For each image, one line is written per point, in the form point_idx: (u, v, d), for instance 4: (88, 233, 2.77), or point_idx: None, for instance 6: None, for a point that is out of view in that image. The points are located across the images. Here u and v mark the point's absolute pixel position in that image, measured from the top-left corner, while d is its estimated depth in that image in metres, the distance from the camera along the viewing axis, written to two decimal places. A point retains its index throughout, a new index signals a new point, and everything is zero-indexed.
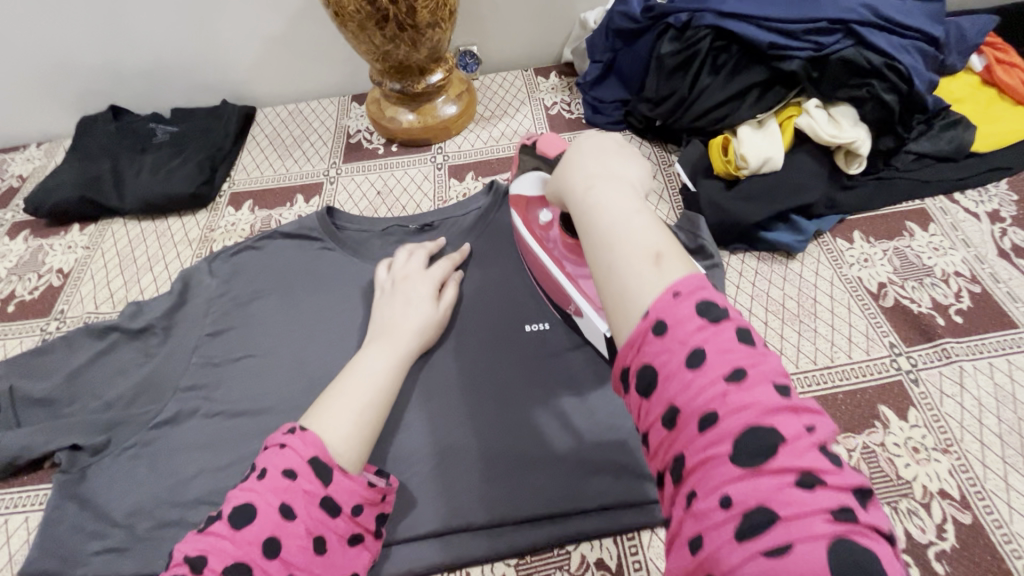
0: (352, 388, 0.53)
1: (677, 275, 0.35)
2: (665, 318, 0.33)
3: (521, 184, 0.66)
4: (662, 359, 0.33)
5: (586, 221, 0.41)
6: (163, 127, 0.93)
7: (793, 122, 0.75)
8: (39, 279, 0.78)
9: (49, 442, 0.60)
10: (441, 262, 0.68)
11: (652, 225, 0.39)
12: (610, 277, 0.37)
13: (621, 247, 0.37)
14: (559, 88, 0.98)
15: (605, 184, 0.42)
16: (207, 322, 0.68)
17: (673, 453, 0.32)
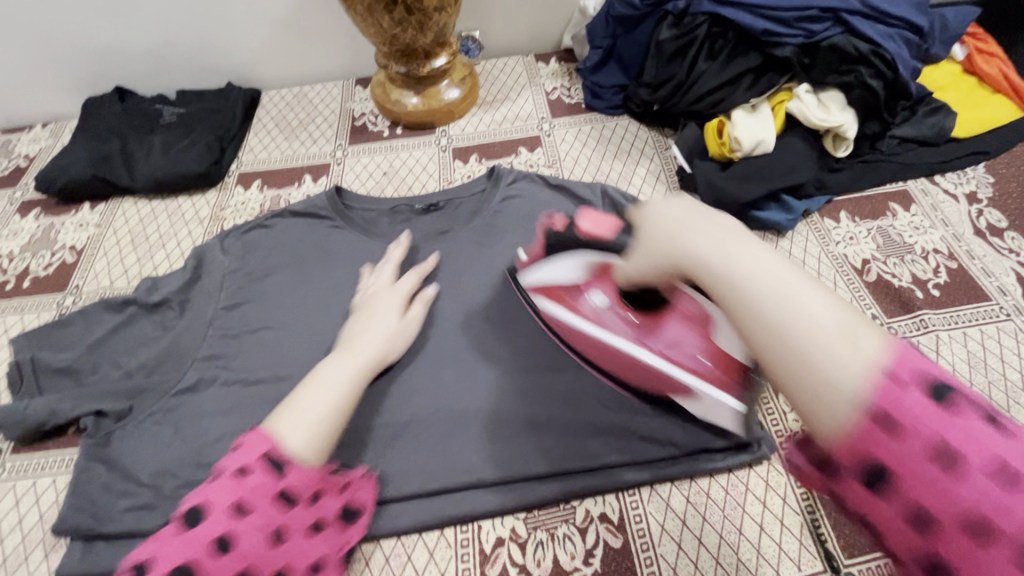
0: (320, 383, 0.54)
1: (883, 350, 0.29)
2: (894, 409, 0.27)
3: (551, 271, 0.61)
4: (897, 457, 0.27)
5: (727, 291, 0.33)
6: (170, 108, 0.94)
7: (785, 108, 0.78)
8: (52, 256, 0.80)
9: (75, 408, 0.63)
10: (408, 276, 0.69)
11: (818, 287, 0.32)
12: (796, 366, 0.30)
13: (801, 326, 0.30)
14: (559, 74, 1.01)
15: (742, 248, 0.34)
16: (223, 296, 0.71)
17: (926, 555, 0.27)
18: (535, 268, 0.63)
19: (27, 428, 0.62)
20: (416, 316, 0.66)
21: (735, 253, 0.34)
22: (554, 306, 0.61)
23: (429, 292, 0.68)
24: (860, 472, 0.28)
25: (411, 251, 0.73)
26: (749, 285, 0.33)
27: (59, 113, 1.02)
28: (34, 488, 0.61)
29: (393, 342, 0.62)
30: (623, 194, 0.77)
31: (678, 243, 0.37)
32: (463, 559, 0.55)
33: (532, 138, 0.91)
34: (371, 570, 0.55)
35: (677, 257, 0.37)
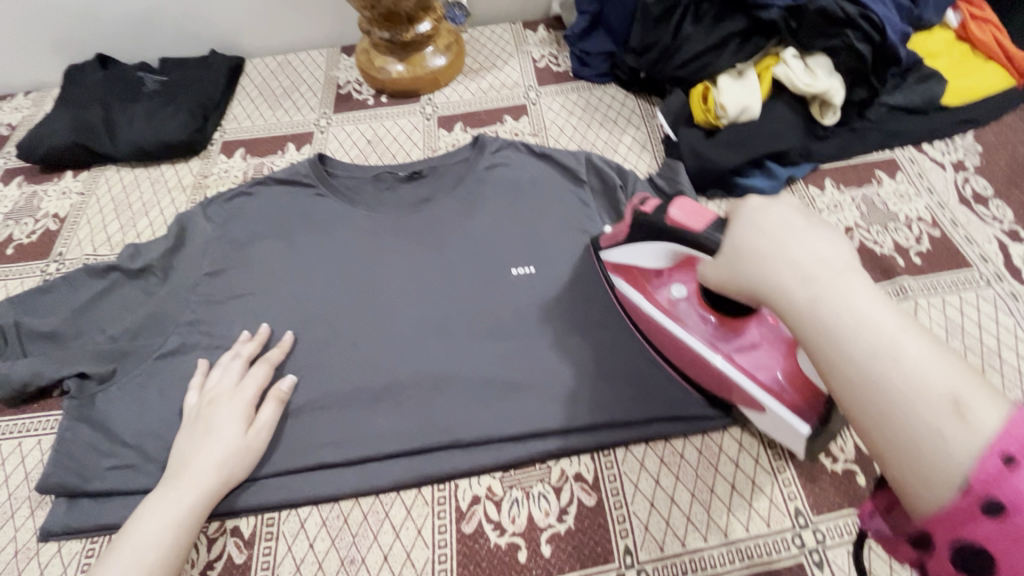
0: (129, 547, 0.50)
1: (1001, 422, 0.28)
2: (1001, 495, 0.26)
3: (630, 251, 0.58)
4: (994, 539, 0.26)
5: (827, 345, 0.33)
6: (152, 76, 0.93)
7: (771, 73, 0.78)
8: (36, 224, 0.80)
9: (58, 370, 0.63)
10: (256, 371, 0.61)
11: (929, 344, 0.31)
12: (898, 435, 0.30)
13: (908, 395, 0.29)
14: (547, 42, 0.99)
15: (837, 289, 0.33)
16: (205, 263, 0.71)
17: None
18: (615, 246, 0.61)
19: (12, 389, 0.63)
20: (266, 420, 0.58)
21: (840, 304, 0.33)
22: (628, 288, 0.60)
23: (283, 386, 0.61)
24: (955, 547, 0.28)
25: (262, 339, 0.65)
26: (846, 332, 0.32)
27: (40, 81, 1.01)
28: (20, 448, 0.62)
29: (233, 463, 0.55)
30: (608, 161, 0.76)
31: (774, 281, 0.36)
32: (440, 516, 0.56)
33: (518, 107, 0.90)
34: (349, 526, 0.56)
35: (773, 297, 0.36)
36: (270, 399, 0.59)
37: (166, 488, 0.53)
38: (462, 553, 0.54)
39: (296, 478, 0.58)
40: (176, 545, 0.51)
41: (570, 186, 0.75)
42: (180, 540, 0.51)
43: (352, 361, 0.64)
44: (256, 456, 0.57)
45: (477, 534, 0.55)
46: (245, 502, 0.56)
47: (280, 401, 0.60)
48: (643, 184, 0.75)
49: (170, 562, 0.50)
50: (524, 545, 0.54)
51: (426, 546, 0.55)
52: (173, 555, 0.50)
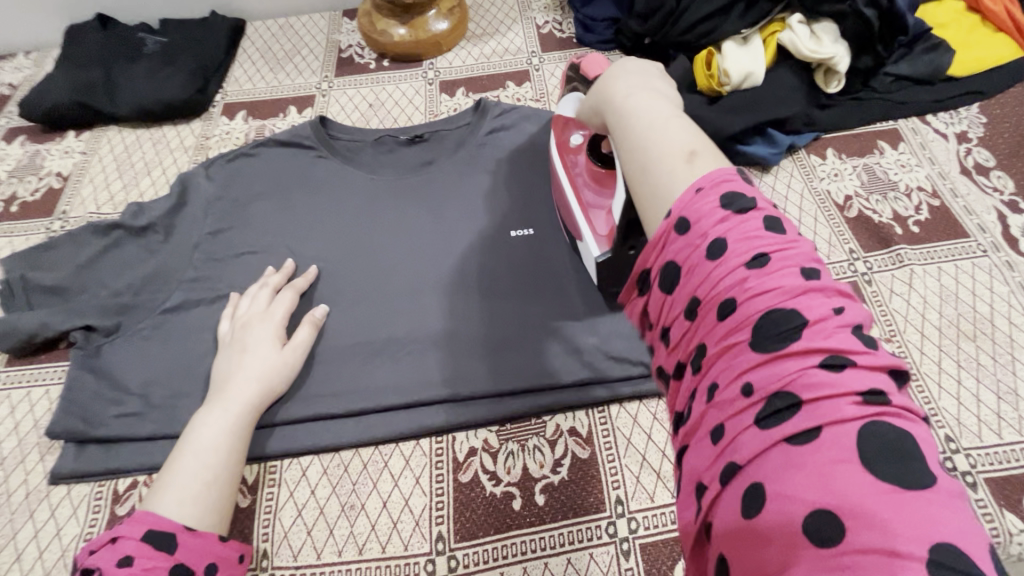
0: (191, 454, 0.52)
1: (706, 170, 0.35)
2: (688, 214, 0.34)
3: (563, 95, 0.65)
4: (682, 251, 0.34)
5: (620, 130, 0.42)
6: (153, 37, 0.92)
7: (777, 39, 0.78)
8: (39, 182, 0.80)
9: (64, 322, 0.64)
10: (284, 296, 0.64)
11: (685, 124, 0.39)
12: (644, 180, 0.37)
13: (655, 147, 0.37)
14: (551, 7, 0.98)
15: (645, 96, 0.42)
16: (208, 221, 0.72)
17: (696, 341, 0.33)
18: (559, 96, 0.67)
19: (20, 340, 0.64)
20: (302, 340, 0.61)
21: (634, 101, 0.42)
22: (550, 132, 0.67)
23: (317, 311, 0.63)
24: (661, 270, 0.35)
25: (289, 267, 0.67)
26: (635, 118, 0.40)
27: (40, 40, 1.00)
28: (29, 397, 0.64)
29: (276, 376, 0.58)
30: None
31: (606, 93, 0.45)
32: (438, 466, 0.58)
33: (521, 72, 0.89)
34: (349, 474, 0.57)
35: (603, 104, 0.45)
36: (305, 321, 0.62)
37: (212, 403, 0.56)
38: (458, 501, 0.56)
39: (297, 427, 0.59)
40: (236, 451, 0.54)
41: None
42: (237, 445, 0.54)
43: (352, 317, 0.65)
44: (288, 376, 0.59)
45: (473, 483, 0.56)
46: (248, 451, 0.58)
47: (315, 325, 0.63)
48: None
49: (233, 464, 0.53)
50: (519, 494, 0.56)
51: (424, 494, 0.56)
52: (235, 458, 0.53)
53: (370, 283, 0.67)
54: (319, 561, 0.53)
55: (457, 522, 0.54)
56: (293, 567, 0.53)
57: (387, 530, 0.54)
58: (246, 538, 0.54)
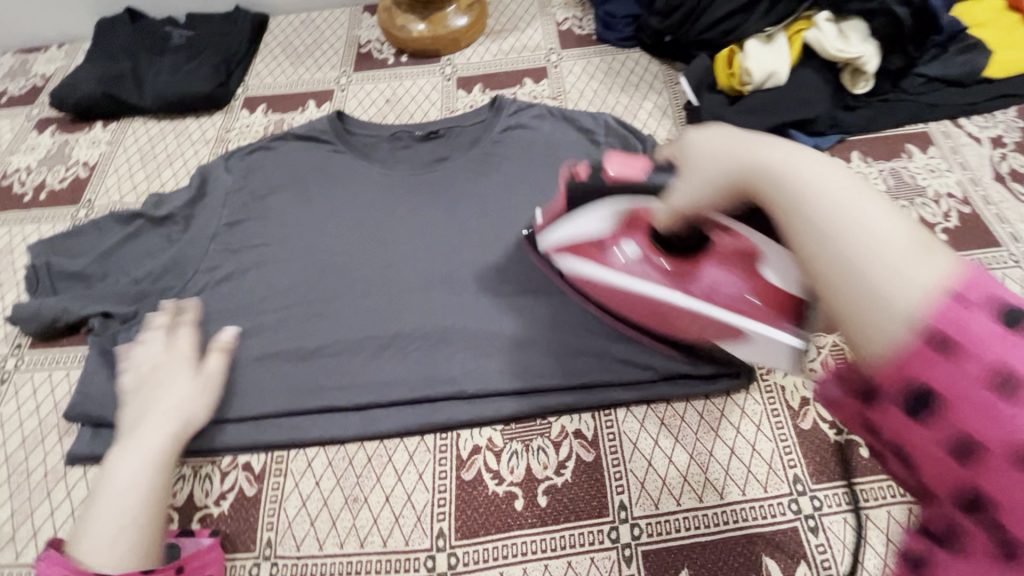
0: (106, 499, 0.51)
1: (950, 269, 0.26)
2: (955, 333, 0.25)
3: (572, 223, 0.57)
4: (954, 381, 0.25)
5: (791, 211, 0.31)
6: (179, 30, 0.94)
7: (802, 38, 0.75)
8: (67, 171, 0.83)
9: (85, 308, 0.66)
10: (187, 331, 0.63)
11: (881, 199, 0.29)
12: (849, 291, 0.27)
13: (855, 242, 0.28)
14: (572, 4, 0.97)
15: (808, 158, 0.31)
16: (226, 213, 0.73)
17: (965, 482, 0.25)
18: (556, 225, 0.58)
19: (44, 324, 0.66)
20: (216, 367, 0.60)
21: (796, 170, 0.31)
22: (583, 263, 0.58)
23: (225, 338, 0.62)
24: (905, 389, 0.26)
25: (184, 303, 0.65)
26: (818, 201, 0.29)
27: (73, 34, 1.02)
28: (51, 379, 0.66)
29: (194, 404, 0.58)
30: (627, 126, 0.77)
31: (731, 154, 0.34)
32: (441, 463, 0.58)
33: (539, 69, 0.89)
34: (353, 467, 0.58)
35: (736, 166, 0.34)
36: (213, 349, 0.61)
37: (123, 443, 0.55)
38: (460, 498, 0.56)
39: (305, 419, 0.60)
40: (155, 483, 0.53)
41: (587, 148, 0.76)
42: (154, 478, 0.53)
43: (359, 312, 0.65)
44: (214, 398, 0.59)
45: (476, 482, 0.56)
46: (258, 440, 0.59)
47: (226, 351, 0.61)
48: None
49: (155, 496, 0.52)
50: (521, 494, 0.55)
51: (426, 490, 0.56)
52: (159, 489, 0.53)
53: (381, 278, 0.67)
54: (321, 552, 0.54)
55: (458, 519, 0.54)
56: (295, 557, 0.54)
57: (388, 524, 0.55)
58: (252, 526, 0.55)
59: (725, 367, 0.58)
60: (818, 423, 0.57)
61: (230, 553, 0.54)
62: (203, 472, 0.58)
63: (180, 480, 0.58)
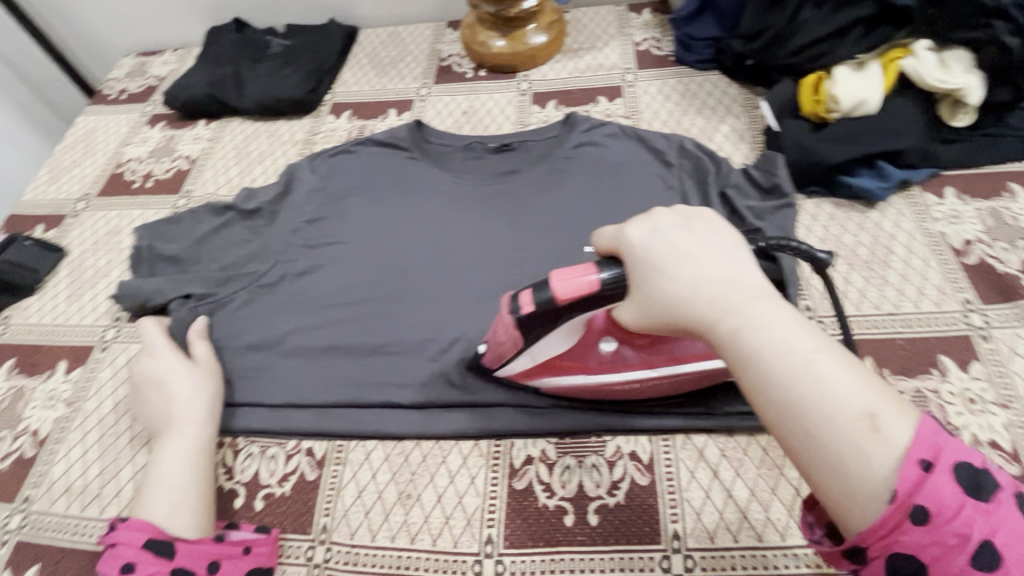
0: (162, 479, 0.56)
1: (905, 436, 0.33)
2: (926, 505, 0.32)
3: (542, 349, 0.54)
4: (924, 545, 0.32)
5: (754, 376, 0.36)
6: (278, 40, 1.02)
7: (897, 65, 0.72)
8: (171, 163, 0.91)
9: (177, 289, 0.72)
10: (156, 335, 0.67)
11: (839, 365, 0.35)
12: (838, 451, 0.34)
13: (826, 410, 0.34)
14: (651, 25, 0.97)
15: (754, 317, 0.37)
16: (307, 211, 0.77)
17: None
18: (525, 355, 0.55)
19: (140, 301, 0.72)
20: (203, 352, 0.66)
21: (761, 332, 0.36)
22: (568, 377, 0.57)
23: (199, 326, 0.68)
24: (889, 555, 0.33)
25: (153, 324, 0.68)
26: (778, 374, 0.35)
27: (187, 40, 1.13)
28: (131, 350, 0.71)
29: (205, 383, 0.63)
30: (702, 149, 0.76)
31: (699, 308, 0.38)
32: (494, 469, 0.58)
33: (613, 88, 0.89)
34: (408, 464, 0.59)
35: (695, 320, 0.38)
36: (197, 338, 0.66)
37: (165, 434, 0.60)
38: (510, 507, 0.56)
39: (365, 413, 0.62)
40: (196, 464, 0.57)
41: (659, 168, 0.77)
42: (191, 462, 0.57)
43: (423, 313, 0.67)
44: (217, 375, 0.65)
45: (527, 492, 0.56)
46: (322, 427, 0.62)
47: (204, 337, 0.67)
48: (737, 174, 0.74)
49: (197, 474, 0.57)
50: (571, 510, 0.55)
51: (477, 494, 0.57)
52: (200, 468, 0.57)
53: (445, 282, 0.69)
54: (373, 544, 0.55)
55: (507, 527, 0.54)
56: (348, 545, 0.55)
57: (439, 523, 0.55)
58: (310, 511, 0.58)
59: None
60: None
61: (288, 533, 0.57)
62: (269, 453, 0.62)
63: (248, 458, 0.62)
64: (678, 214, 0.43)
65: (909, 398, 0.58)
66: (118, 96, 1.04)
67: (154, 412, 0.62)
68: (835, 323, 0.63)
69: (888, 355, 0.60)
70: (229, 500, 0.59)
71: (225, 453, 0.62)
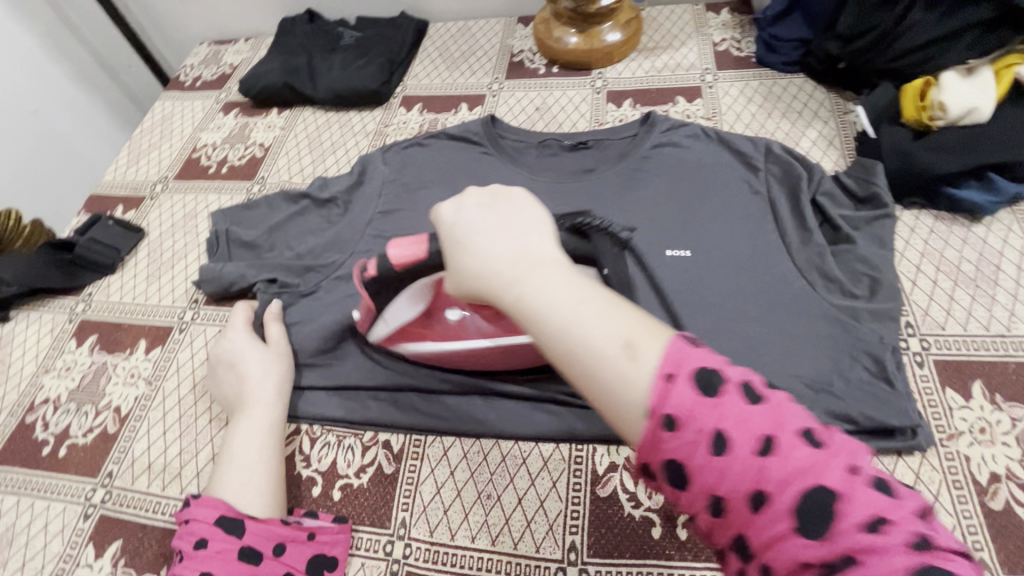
0: (236, 460, 0.56)
1: (660, 357, 0.34)
2: (670, 408, 0.32)
3: (391, 313, 0.58)
4: (676, 448, 0.32)
5: (533, 331, 0.37)
6: (349, 31, 1.02)
7: (1013, 72, 0.67)
8: (245, 150, 0.92)
9: (256, 274, 0.73)
10: (233, 317, 0.67)
11: (599, 303, 0.36)
12: (606, 382, 0.34)
13: (587, 347, 0.35)
14: (730, 25, 0.94)
15: (531, 275, 0.38)
16: (382, 202, 0.77)
17: (733, 535, 0.32)
18: (378, 317, 0.60)
19: (218, 285, 0.73)
20: (275, 334, 0.65)
21: (537, 289, 0.37)
22: (417, 343, 0.61)
23: (273, 309, 0.68)
24: (658, 468, 0.33)
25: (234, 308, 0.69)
26: (552, 324, 0.36)
27: (259, 30, 1.14)
28: (206, 333, 0.71)
29: (276, 365, 0.63)
30: (791, 153, 0.73)
31: (488, 274, 0.40)
32: (576, 474, 0.56)
33: (692, 88, 0.87)
34: (487, 463, 0.58)
35: (489, 291, 0.40)
36: (271, 320, 0.66)
37: (241, 417, 0.59)
38: (594, 514, 0.54)
39: (440, 407, 0.61)
40: (270, 449, 0.57)
41: (743, 171, 0.74)
42: (269, 450, 0.57)
43: None
44: (289, 359, 0.65)
45: (611, 500, 0.54)
46: (399, 420, 0.61)
47: (278, 321, 0.67)
48: (830, 182, 0.71)
49: (273, 461, 0.56)
50: (658, 522, 0.52)
51: (559, 499, 0.55)
52: (273, 453, 0.57)
53: None
54: (453, 542, 0.54)
55: (591, 535, 0.53)
56: (427, 542, 0.54)
57: (520, 527, 0.54)
58: (388, 504, 0.57)
59: (895, 425, 0.54)
60: (1012, 506, 0.50)
61: (365, 525, 0.56)
62: (346, 443, 0.61)
63: (326, 447, 0.61)
64: (484, 195, 0.45)
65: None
66: (193, 84, 1.05)
67: (233, 394, 0.62)
68: (940, 342, 0.60)
69: (1000, 380, 0.56)
70: (306, 488, 0.59)
71: (302, 440, 0.62)
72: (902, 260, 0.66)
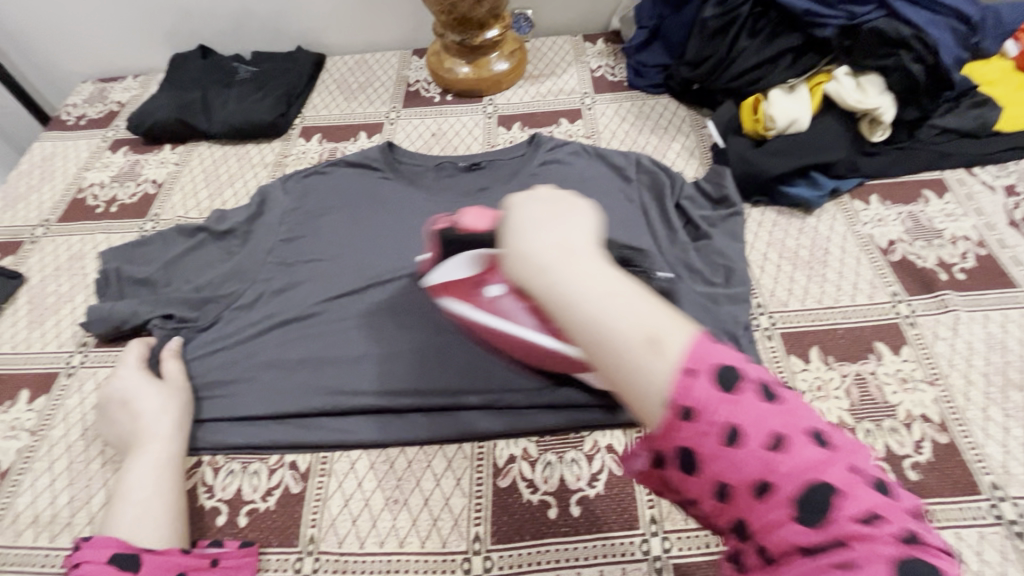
0: (131, 498, 0.55)
1: (683, 351, 0.33)
2: (688, 401, 0.32)
3: (444, 268, 0.60)
4: (693, 438, 0.32)
5: (562, 317, 0.35)
6: (245, 66, 1.03)
7: (822, 89, 0.82)
8: (137, 187, 0.90)
9: (150, 310, 0.71)
10: (125, 356, 0.66)
11: (635, 298, 0.34)
12: (630, 370, 0.33)
13: (613, 336, 0.33)
14: (604, 54, 1.05)
15: (566, 264, 0.35)
16: (282, 231, 0.79)
17: (735, 516, 0.33)
18: (431, 270, 0.62)
19: (109, 324, 0.70)
20: (173, 369, 0.65)
21: (574, 278, 0.35)
22: (458, 302, 0.61)
23: (170, 345, 0.67)
24: (669, 454, 0.33)
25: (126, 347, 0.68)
26: (581, 312, 0.34)
27: (150, 67, 1.13)
28: (97, 375, 0.69)
29: (173, 400, 0.62)
30: (657, 165, 0.83)
31: (526, 260, 0.37)
32: (478, 470, 0.60)
33: (574, 110, 0.96)
34: (394, 471, 0.60)
35: (523, 278, 0.37)
36: (167, 356, 0.66)
37: (136, 454, 0.58)
38: (496, 504, 0.58)
39: (346, 423, 0.63)
40: (168, 482, 0.57)
41: (619, 181, 0.82)
42: (167, 484, 0.56)
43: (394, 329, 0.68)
44: (188, 394, 0.64)
45: (511, 489, 0.58)
46: (304, 440, 0.62)
47: (176, 357, 0.67)
48: (691, 188, 0.81)
49: (170, 494, 0.56)
50: (554, 504, 0.57)
51: (464, 495, 0.58)
52: (172, 486, 0.57)
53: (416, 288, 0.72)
54: (362, 549, 0.56)
55: (494, 524, 0.56)
56: (337, 553, 0.55)
57: (427, 526, 0.57)
58: (296, 523, 0.58)
59: None
60: None
61: (273, 546, 0.56)
62: (251, 469, 0.61)
63: (230, 474, 0.61)
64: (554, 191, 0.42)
65: (851, 381, 0.64)
66: (77, 123, 1.02)
67: (127, 433, 0.60)
68: (785, 317, 0.69)
69: (833, 345, 0.66)
70: (211, 518, 0.58)
71: (204, 472, 0.61)
72: (752, 250, 0.77)
